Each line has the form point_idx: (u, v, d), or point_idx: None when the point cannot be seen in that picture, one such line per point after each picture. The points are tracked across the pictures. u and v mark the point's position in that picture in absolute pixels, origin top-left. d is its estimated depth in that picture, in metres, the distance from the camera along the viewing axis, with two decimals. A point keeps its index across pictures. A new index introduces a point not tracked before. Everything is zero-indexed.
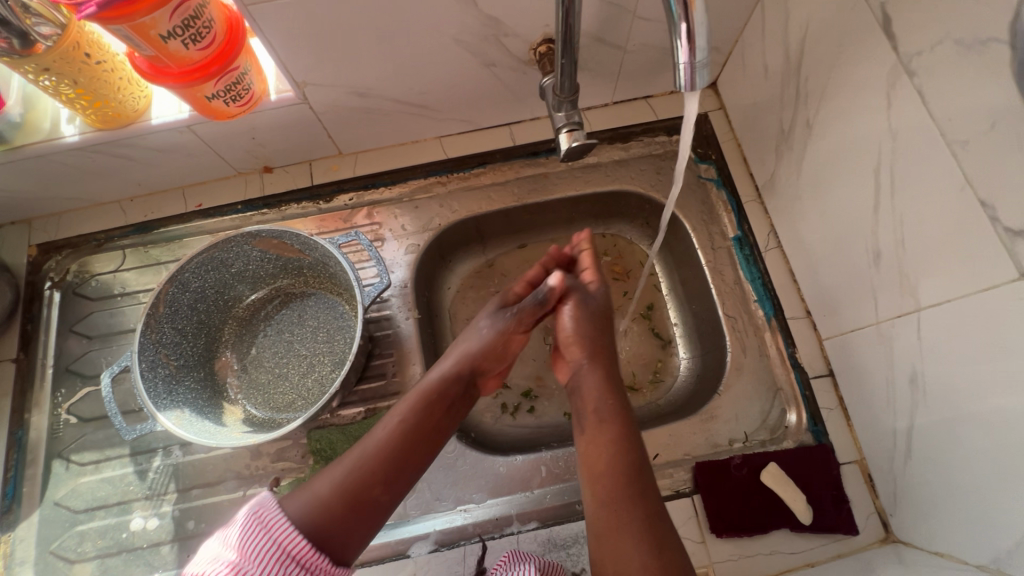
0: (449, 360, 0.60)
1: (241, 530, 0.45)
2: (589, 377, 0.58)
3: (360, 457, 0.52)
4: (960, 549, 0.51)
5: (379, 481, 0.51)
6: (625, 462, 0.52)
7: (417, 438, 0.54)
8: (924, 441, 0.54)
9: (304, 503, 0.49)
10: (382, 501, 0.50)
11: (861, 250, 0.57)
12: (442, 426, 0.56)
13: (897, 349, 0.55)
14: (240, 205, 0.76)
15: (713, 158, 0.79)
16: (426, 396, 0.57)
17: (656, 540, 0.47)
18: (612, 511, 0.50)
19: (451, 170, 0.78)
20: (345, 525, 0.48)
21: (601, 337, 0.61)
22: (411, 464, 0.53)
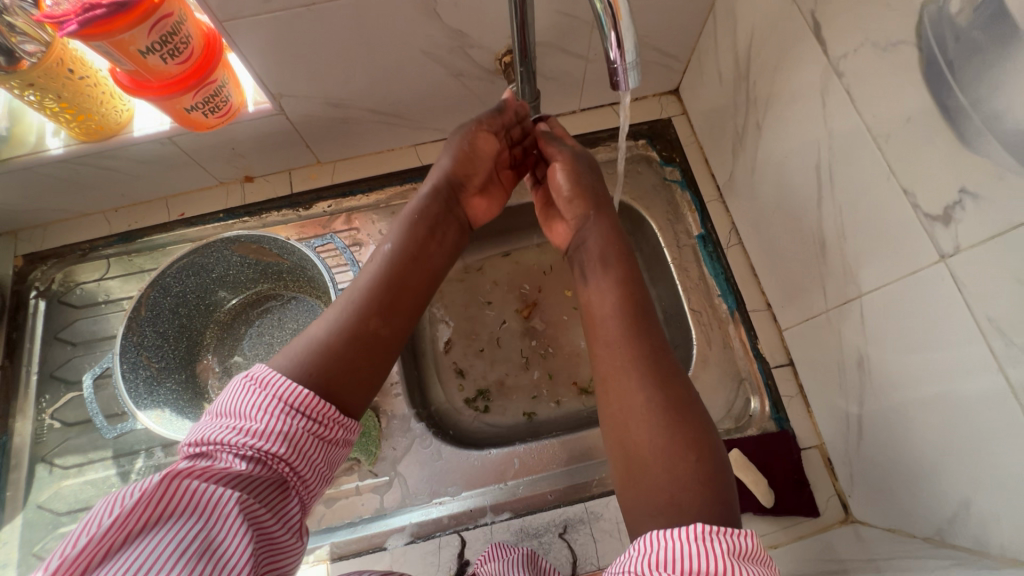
0: (430, 189, 0.61)
1: (235, 394, 0.44)
2: (596, 224, 0.60)
3: (357, 289, 0.51)
4: (909, 524, 0.53)
5: (376, 312, 0.50)
6: (632, 308, 0.52)
7: (412, 264, 0.54)
8: (873, 421, 0.56)
9: (300, 349, 0.46)
10: (384, 334, 0.49)
11: (810, 241, 0.60)
12: (429, 251, 0.56)
13: (845, 334, 0.57)
14: (222, 214, 0.79)
15: (677, 161, 0.82)
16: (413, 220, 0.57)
17: (662, 379, 0.47)
18: (621, 347, 0.50)
19: (426, 177, 0.81)
20: (348, 359, 0.47)
21: (593, 185, 0.63)
22: (403, 291, 0.52)
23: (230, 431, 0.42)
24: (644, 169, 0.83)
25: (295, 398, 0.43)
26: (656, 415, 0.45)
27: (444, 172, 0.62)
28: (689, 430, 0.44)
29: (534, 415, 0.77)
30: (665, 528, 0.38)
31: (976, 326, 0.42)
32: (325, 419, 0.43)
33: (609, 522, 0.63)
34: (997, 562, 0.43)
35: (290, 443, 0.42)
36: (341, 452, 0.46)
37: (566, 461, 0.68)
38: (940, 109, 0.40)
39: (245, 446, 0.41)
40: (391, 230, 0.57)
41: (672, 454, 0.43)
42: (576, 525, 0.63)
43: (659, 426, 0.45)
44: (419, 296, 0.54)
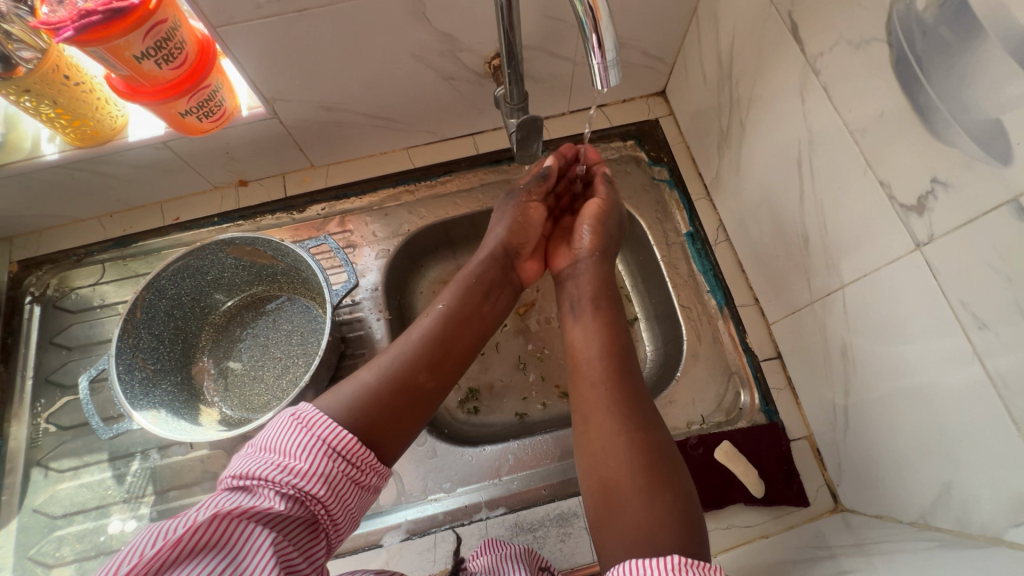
0: (485, 252, 0.63)
1: (280, 430, 0.44)
2: (595, 274, 0.63)
3: (409, 343, 0.53)
4: (895, 510, 0.54)
5: (425, 367, 0.51)
6: (614, 351, 0.55)
7: (463, 324, 0.56)
8: (858, 410, 0.57)
9: (351, 394, 0.47)
10: (429, 389, 0.51)
11: (793, 235, 0.62)
12: (478, 317, 0.58)
13: (829, 325, 0.59)
14: (216, 218, 0.80)
15: (664, 161, 0.84)
16: (464, 285, 0.59)
17: (643, 424, 0.49)
18: (600, 388, 0.52)
19: (418, 179, 0.82)
20: (392, 409, 0.48)
21: (615, 239, 0.66)
22: (451, 355, 0.54)
23: (273, 467, 0.41)
24: (633, 169, 0.84)
25: (338, 441, 0.43)
26: (636, 459, 0.47)
27: (498, 234, 0.64)
28: (668, 472, 0.46)
29: (526, 415, 0.78)
30: (642, 559, 0.38)
31: (951, 311, 0.43)
32: (363, 465, 0.44)
33: None
34: (978, 541, 0.44)
35: (329, 486, 0.42)
36: (371, 498, 0.46)
37: (560, 456, 0.69)
38: (911, 102, 0.42)
39: (286, 484, 0.41)
40: (448, 288, 0.59)
41: (651, 489, 0.45)
42: (570, 519, 0.64)
43: (638, 468, 0.46)
44: (467, 355, 0.56)
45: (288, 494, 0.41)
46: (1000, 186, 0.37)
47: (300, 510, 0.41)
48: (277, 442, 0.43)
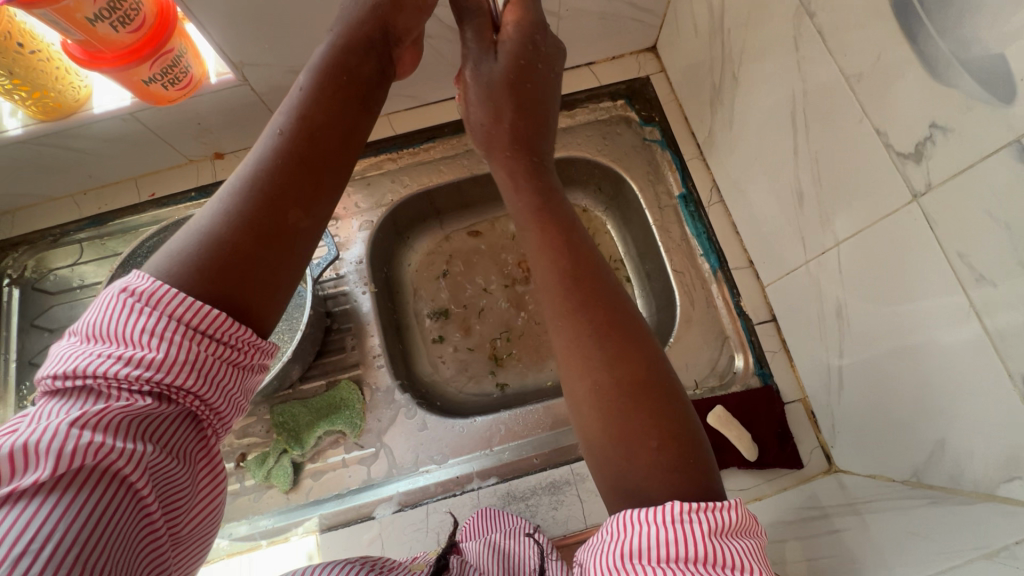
0: (344, 43, 0.46)
1: (116, 314, 0.33)
2: (506, 166, 0.56)
3: (257, 166, 0.38)
4: (887, 469, 0.54)
5: (292, 202, 0.38)
6: (580, 269, 0.46)
7: (317, 137, 0.40)
8: (852, 371, 0.56)
9: (188, 247, 0.35)
10: (303, 230, 0.38)
11: (788, 193, 0.59)
12: (351, 115, 0.42)
13: (824, 284, 0.57)
14: (194, 193, 0.77)
15: (656, 120, 0.82)
16: (330, 83, 0.43)
17: (622, 348, 0.42)
18: (567, 318, 0.44)
19: (401, 147, 0.80)
20: (253, 260, 0.36)
21: (525, 99, 0.56)
22: (320, 174, 0.39)
23: (111, 362, 0.32)
24: (624, 130, 0.82)
25: (202, 322, 0.33)
26: (621, 396, 0.41)
27: (369, 20, 0.49)
28: (653, 409, 0.40)
29: (506, 385, 0.78)
30: (637, 509, 0.36)
31: (947, 264, 0.41)
32: (244, 346, 0.36)
33: (595, 482, 0.63)
34: (969, 497, 0.44)
35: (198, 374, 0.34)
36: (258, 377, 0.39)
37: (552, 425, 0.68)
38: (909, 40, 0.40)
39: (139, 382, 0.32)
40: (298, 83, 0.43)
41: (634, 437, 0.40)
42: (563, 487, 0.63)
43: (626, 409, 0.40)
44: (344, 166, 0.41)
45: (146, 391, 0.33)
46: (1003, 126, 0.35)
47: (168, 407, 0.34)
48: (111, 327, 0.33)
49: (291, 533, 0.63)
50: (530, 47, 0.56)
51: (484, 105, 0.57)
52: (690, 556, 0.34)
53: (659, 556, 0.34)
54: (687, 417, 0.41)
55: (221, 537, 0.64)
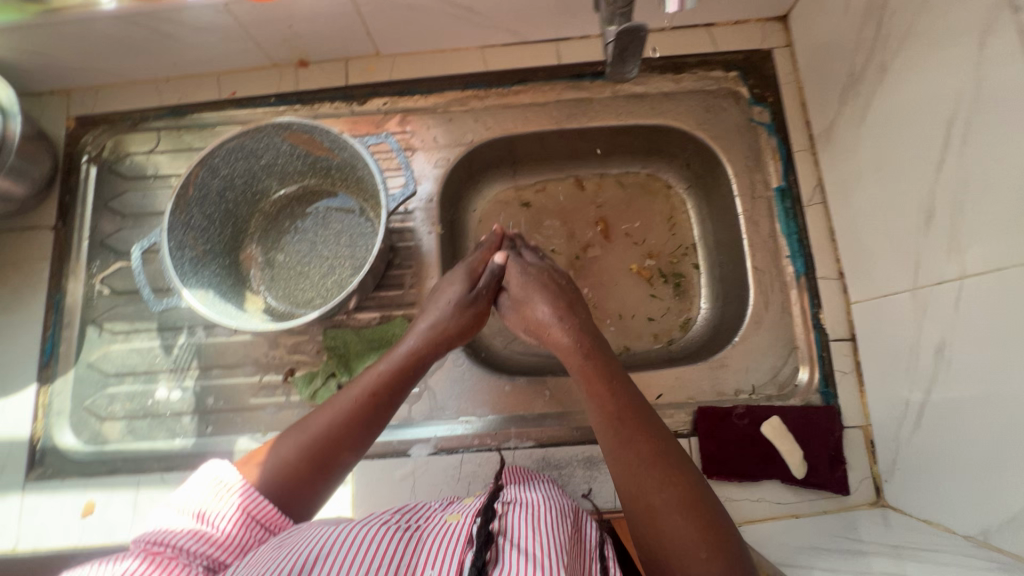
0: (430, 323, 0.60)
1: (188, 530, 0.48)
2: (557, 337, 0.59)
3: (308, 432, 0.54)
4: (948, 518, 0.52)
5: (345, 446, 0.54)
6: (628, 407, 0.52)
7: (377, 401, 0.55)
8: (935, 413, 0.53)
9: (268, 469, 0.52)
10: (345, 456, 0.54)
11: (914, 211, 0.54)
12: (415, 364, 0.58)
13: (929, 317, 0.53)
14: (273, 99, 0.75)
15: (769, 101, 0.74)
16: (400, 365, 0.58)
17: (664, 478, 0.48)
18: (621, 452, 0.50)
19: (489, 85, 0.75)
20: (306, 480, 0.52)
21: (570, 295, 0.62)
22: (372, 428, 0.55)
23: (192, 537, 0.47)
24: (731, 106, 0.75)
25: (259, 511, 0.49)
26: (684, 511, 0.46)
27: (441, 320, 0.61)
28: (705, 526, 0.45)
29: None
30: None
31: None
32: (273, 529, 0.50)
33: None
34: None
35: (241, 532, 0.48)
36: None
37: None
38: None
39: (206, 548, 0.46)
40: (382, 363, 0.58)
41: (695, 549, 0.45)
42: (598, 464, 0.63)
43: (688, 522, 0.46)
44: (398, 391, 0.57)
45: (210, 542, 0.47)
46: None
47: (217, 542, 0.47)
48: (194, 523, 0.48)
49: None
50: (559, 274, 0.65)
51: (523, 295, 0.62)
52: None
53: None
54: (729, 530, 0.46)
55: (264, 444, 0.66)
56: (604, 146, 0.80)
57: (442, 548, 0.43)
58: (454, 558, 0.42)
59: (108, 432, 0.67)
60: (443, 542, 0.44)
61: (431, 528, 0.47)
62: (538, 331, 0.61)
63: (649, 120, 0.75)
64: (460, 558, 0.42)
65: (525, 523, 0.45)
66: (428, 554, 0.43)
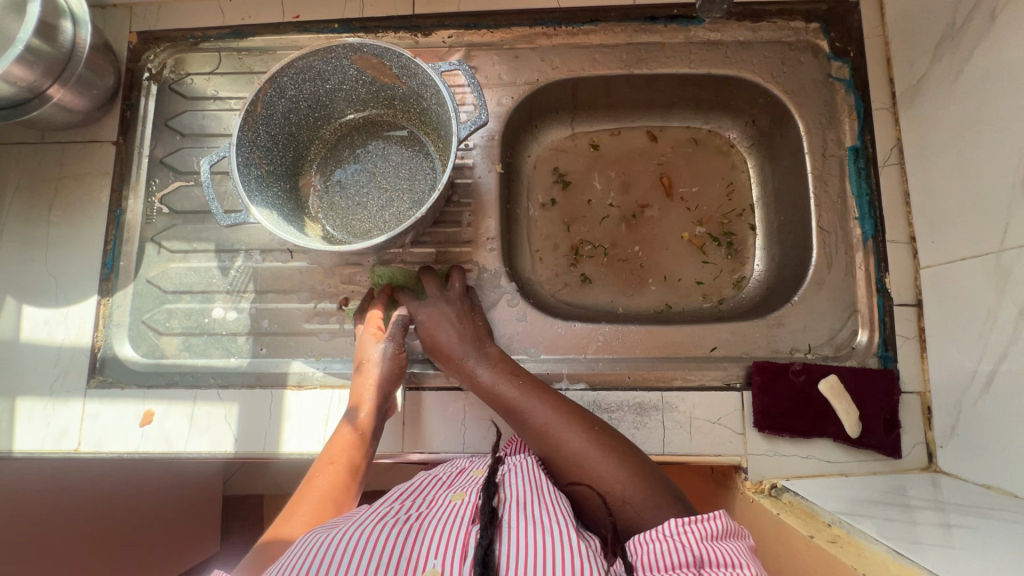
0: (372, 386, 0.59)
1: None
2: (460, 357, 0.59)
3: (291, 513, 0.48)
4: (1011, 483, 0.51)
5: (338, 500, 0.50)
6: (522, 397, 0.55)
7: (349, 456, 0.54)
8: (1007, 378, 0.52)
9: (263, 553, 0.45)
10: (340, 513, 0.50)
11: (1011, 167, 0.51)
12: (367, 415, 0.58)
13: (1014, 279, 0.51)
14: (337, 25, 0.74)
15: (849, 56, 0.71)
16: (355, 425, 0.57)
17: (565, 429, 0.52)
18: (533, 433, 0.53)
19: (559, 23, 0.73)
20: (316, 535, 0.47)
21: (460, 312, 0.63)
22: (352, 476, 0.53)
23: None
24: (808, 60, 0.72)
25: None
26: (594, 455, 0.50)
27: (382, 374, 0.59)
28: (614, 458, 0.49)
29: (589, 280, 0.78)
30: (645, 533, 0.43)
31: None
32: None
33: (683, 415, 0.63)
34: None
35: None
36: None
37: (650, 350, 0.67)
38: None
39: None
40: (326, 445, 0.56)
41: (615, 479, 0.48)
42: (649, 411, 0.63)
43: (599, 462, 0.49)
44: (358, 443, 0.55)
45: None
46: None
47: None
48: None
49: None
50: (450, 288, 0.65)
51: (432, 329, 0.61)
52: (687, 561, 0.39)
53: (665, 565, 0.39)
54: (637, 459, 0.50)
55: (317, 367, 0.67)
56: (670, 96, 0.78)
57: (446, 530, 0.42)
58: (460, 539, 0.41)
59: (165, 347, 0.69)
60: (445, 522, 0.43)
61: (434, 511, 0.46)
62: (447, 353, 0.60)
63: (721, 69, 0.73)
64: (465, 540, 0.41)
65: (531, 500, 0.45)
66: (430, 539, 0.41)
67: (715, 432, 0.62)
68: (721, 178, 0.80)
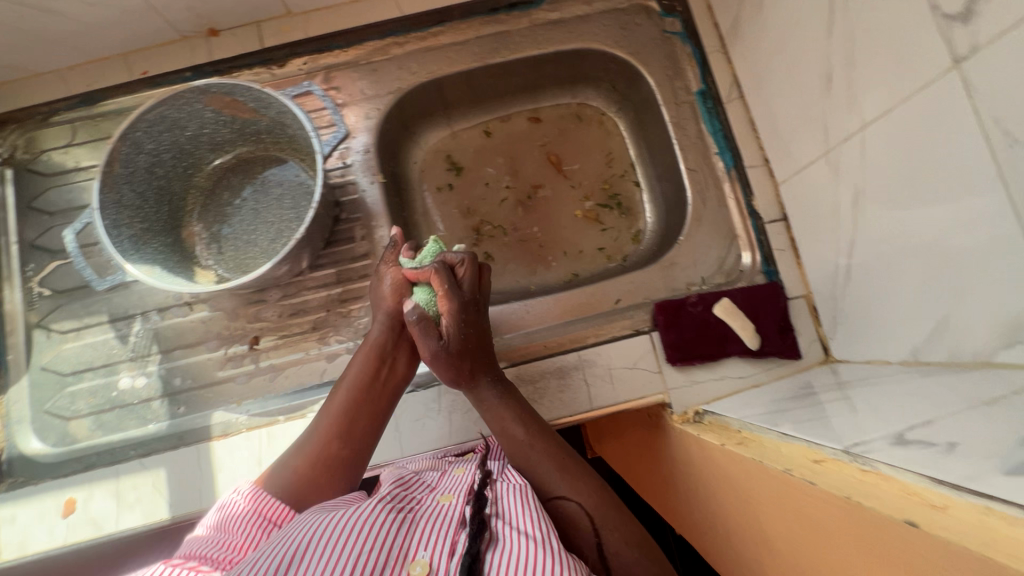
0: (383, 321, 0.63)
1: (228, 512, 0.52)
2: (479, 390, 0.59)
3: (302, 447, 0.57)
4: (884, 353, 0.56)
5: (335, 440, 0.57)
6: (537, 442, 0.57)
7: (360, 393, 0.59)
8: (860, 262, 0.57)
9: (279, 480, 0.55)
10: (342, 454, 0.57)
11: (816, 77, 0.57)
12: (381, 347, 0.62)
13: (842, 173, 0.57)
14: (189, 73, 0.73)
15: (678, 10, 0.77)
16: (363, 358, 0.61)
17: (575, 486, 0.54)
18: (539, 479, 0.55)
19: (407, 31, 0.76)
20: (315, 482, 0.55)
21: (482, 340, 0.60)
22: (359, 414, 0.59)
23: (215, 546, 0.48)
24: (644, 21, 0.77)
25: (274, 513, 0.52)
26: (605, 511, 0.52)
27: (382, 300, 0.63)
28: (622, 518, 0.52)
29: (492, 257, 0.81)
30: None
31: (980, 133, 0.41)
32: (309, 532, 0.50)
33: (601, 368, 0.66)
34: (966, 365, 0.46)
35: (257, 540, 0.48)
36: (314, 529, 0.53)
37: (562, 316, 0.70)
38: None
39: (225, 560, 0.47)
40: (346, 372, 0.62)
41: (622, 539, 0.50)
42: (570, 372, 0.66)
43: (609, 517, 0.51)
44: (370, 379, 0.60)
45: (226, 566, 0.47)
46: None
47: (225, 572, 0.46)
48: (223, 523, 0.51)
49: (308, 410, 0.65)
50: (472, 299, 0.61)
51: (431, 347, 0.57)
52: None
53: None
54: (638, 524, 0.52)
55: (241, 412, 0.66)
56: (532, 79, 0.82)
57: (436, 529, 0.46)
58: (448, 539, 0.45)
59: (76, 431, 0.66)
60: (436, 521, 0.47)
61: (423, 508, 0.50)
62: (459, 376, 0.59)
63: (568, 44, 0.77)
64: (453, 544, 0.45)
65: (517, 503, 0.49)
66: (421, 534, 0.46)
67: (634, 376, 0.66)
68: (599, 145, 0.85)
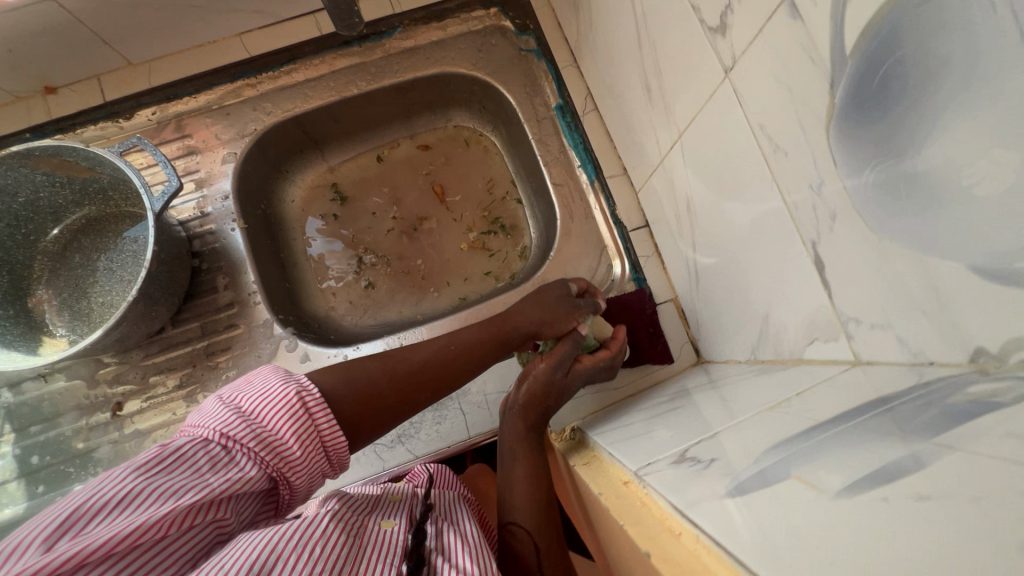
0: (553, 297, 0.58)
1: (268, 397, 0.44)
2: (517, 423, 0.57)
3: (383, 365, 0.52)
4: (735, 352, 0.57)
5: (430, 388, 0.53)
6: (535, 491, 0.54)
7: (490, 348, 0.56)
8: (705, 264, 0.58)
9: (340, 381, 0.50)
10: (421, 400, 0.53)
11: (642, 88, 0.58)
12: (533, 325, 0.57)
13: (676, 179, 0.58)
14: (28, 134, 0.71)
15: (531, 28, 0.77)
16: (498, 326, 0.57)
17: (545, 550, 0.51)
18: (512, 519, 0.53)
19: (258, 71, 0.74)
20: (376, 414, 0.50)
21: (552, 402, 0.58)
22: (460, 374, 0.55)
23: (256, 435, 0.42)
24: (500, 41, 0.77)
25: (328, 436, 0.46)
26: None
27: (530, 316, 0.57)
28: None
29: (375, 287, 0.80)
30: None
31: (754, 138, 0.41)
32: (332, 460, 0.48)
33: (477, 396, 0.65)
34: (786, 362, 0.46)
35: (301, 454, 0.44)
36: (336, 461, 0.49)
37: None
38: None
39: (262, 459, 0.42)
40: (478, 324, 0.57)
41: None
42: (445, 403, 0.65)
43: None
44: (490, 347, 0.56)
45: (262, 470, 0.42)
46: None
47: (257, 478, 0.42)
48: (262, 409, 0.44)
49: None
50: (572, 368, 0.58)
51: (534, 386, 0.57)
52: None
53: None
54: None
55: None
56: (400, 106, 0.81)
57: (380, 558, 0.41)
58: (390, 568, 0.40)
59: None
60: (379, 551, 0.42)
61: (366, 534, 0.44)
62: (524, 406, 0.57)
63: (427, 71, 0.77)
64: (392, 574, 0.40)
65: (457, 541, 0.46)
66: (366, 563, 0.40)
67: None
68: (479, 166, 0.85)
